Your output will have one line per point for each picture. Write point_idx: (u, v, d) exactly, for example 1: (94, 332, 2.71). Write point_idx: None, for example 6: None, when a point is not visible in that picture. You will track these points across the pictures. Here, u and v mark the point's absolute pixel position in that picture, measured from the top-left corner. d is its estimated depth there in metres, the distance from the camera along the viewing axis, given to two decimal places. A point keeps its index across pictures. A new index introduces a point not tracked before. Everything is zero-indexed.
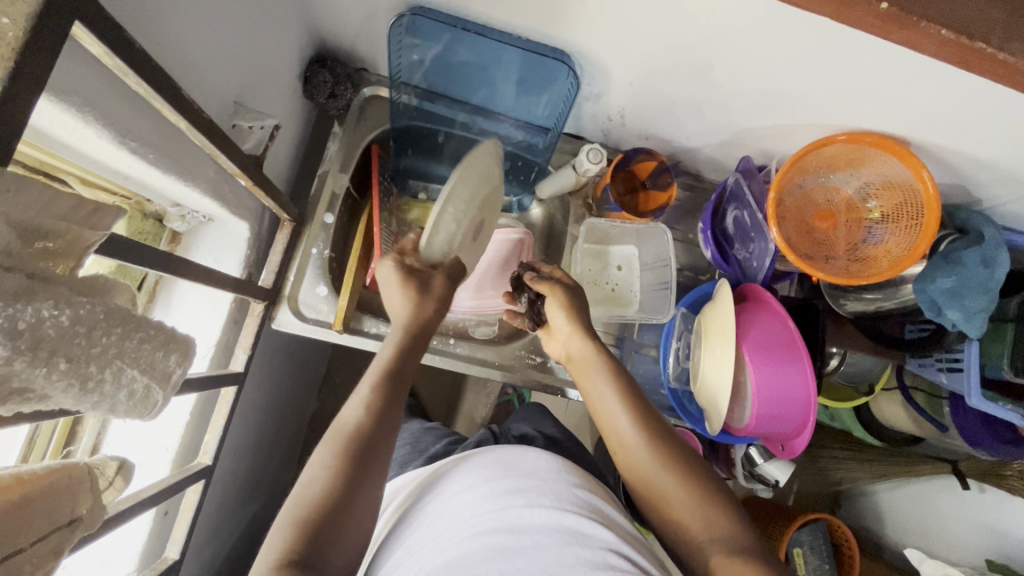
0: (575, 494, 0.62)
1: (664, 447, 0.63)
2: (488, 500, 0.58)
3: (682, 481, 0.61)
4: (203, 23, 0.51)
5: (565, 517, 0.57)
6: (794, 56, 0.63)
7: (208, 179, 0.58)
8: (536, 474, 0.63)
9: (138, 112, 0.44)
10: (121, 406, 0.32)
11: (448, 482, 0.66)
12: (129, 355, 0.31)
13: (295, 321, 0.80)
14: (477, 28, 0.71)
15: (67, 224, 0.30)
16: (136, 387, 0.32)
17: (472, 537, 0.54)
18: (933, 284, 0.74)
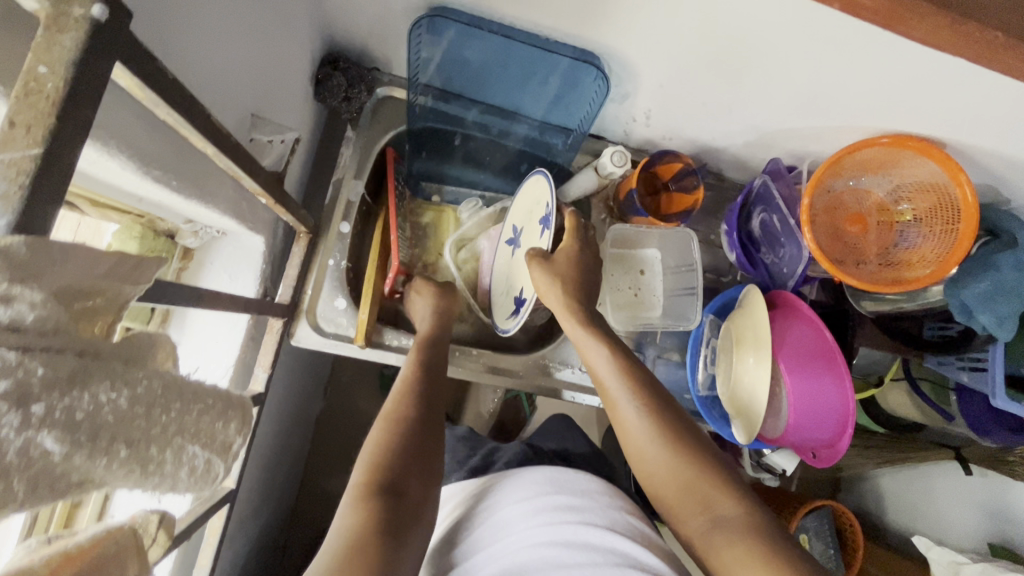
0: (627, 519, 0.65)
1: (665, 421, 0.63)
2: (545, 515, 0.62)
3: (684, 454, 0.60)
4: (223, 35, 0.47)
5: (619, 540, 0.60)
6: (836, 60, 0.60)
7: (227, 199, 0.55)
8: (590, 496, 0.66)
9: (165, 141, 0.41)
10: (182, 480, 0.30)
11: (503, 491, 0.68)
12: (189, 430, 0.29)
13: (314, 336, 0.77)
14: (503, 30, 0.68)
15: (110, 282, 0.28)
16: (197, 461, 0.30)
17: (530, 550, 0.58)
18: (965, 288, 0.74)
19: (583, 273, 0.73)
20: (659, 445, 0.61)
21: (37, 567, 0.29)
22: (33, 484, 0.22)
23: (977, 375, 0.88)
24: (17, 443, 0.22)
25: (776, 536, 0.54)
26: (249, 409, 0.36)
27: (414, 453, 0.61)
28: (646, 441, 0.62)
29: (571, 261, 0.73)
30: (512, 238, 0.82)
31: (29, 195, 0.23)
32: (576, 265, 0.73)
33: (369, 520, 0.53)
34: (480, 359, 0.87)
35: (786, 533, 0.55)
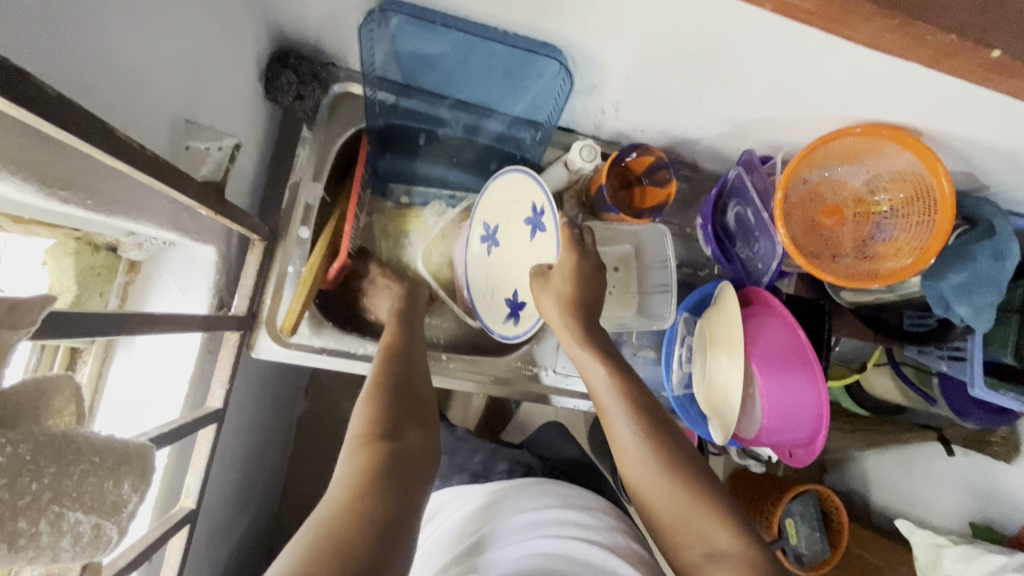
0: (630, 545, 0.61)
1: (665, 449, 0.61)
2: (548, 527, 0.59)
3: (687, 486, 0.58)
4: (130, 39, 0.43)
5: (622, 564, 0.56)
6: (804, 50, 0.58)
7: (162, 212, 0.52)
8: (596, 517, 0.63)
9: (68, 158, 0.38)
10: (65, 553, 0.31)
11: (508, 499, 0.65)
12: (67, 494, 0.30)
13: (275, 347, 0.74)
14: (457, 23, 0.64)
15: None
16: (83, 529, 0.31)
17: (527, 557, 0.55)
18: (942, 280, 0.72)
19: (593, 283, 0.68)
20: (659, 476, 0.59)
21: None
22: None
23: (957, 364, 0.86)
24: None
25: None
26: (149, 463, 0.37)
27: (409, 415, 0.59)
28: (645, 469, 0.60)
29: (570, 276, 0.67)
30: (490, 235, 0.79)
31: None
32: (585, 277, 0.67)
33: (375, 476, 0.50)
34: (452, 364, 0.84)
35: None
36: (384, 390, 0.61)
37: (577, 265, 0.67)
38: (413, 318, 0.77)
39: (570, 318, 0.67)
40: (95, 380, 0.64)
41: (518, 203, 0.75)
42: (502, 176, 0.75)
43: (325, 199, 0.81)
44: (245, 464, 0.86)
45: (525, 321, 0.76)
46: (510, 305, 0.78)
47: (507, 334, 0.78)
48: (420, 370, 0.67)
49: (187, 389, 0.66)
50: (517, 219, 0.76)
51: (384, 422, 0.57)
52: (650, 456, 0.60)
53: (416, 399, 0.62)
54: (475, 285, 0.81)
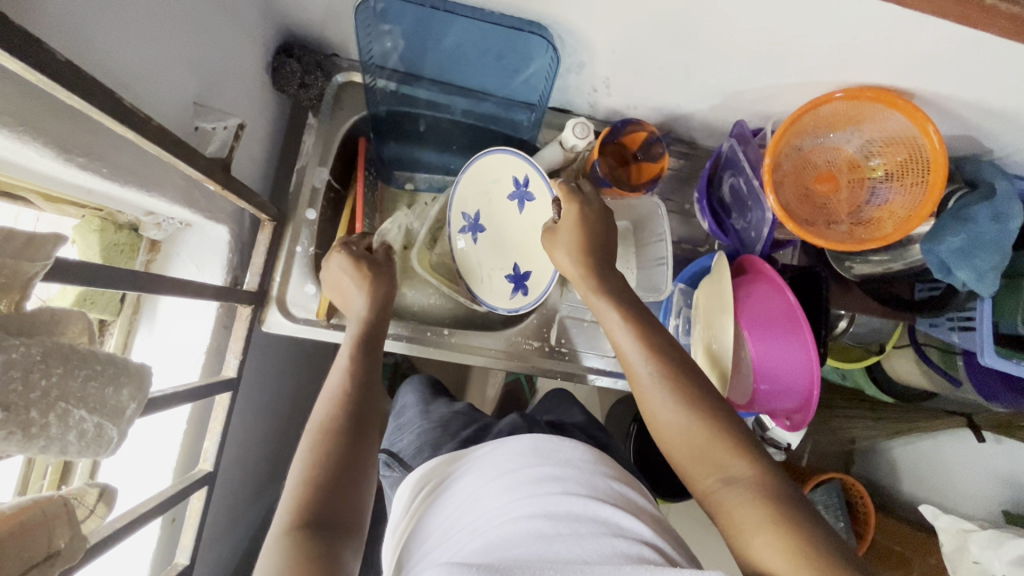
0: (611, 485, 0.63)
1: (684, 386, 0.61)
2: (525, 485, 0.59)
3: (704, 419, 0.59)
4: (138, 24, 0.48)
5: (602, 506, 0.58)
6: (780, 14, 0.59)
7: (176, 188, 0.57)
8: (573, 464, 0.63)
9: (81, 127, 0.42)
10: (73, 446, 0.36)
11: (487, 463, 0.66)
12: (73, 395, 0.35)
13: (285, 322, 0.78)
14: (446, 6, 0.67)
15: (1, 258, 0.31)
16: (86, 426, 0.36)
17: (513, 521, 0.55)
18: (940, 244, 0.70)
19: (603, 232, 0.72)
20: (682, 411, 0.60)
21: None
22: None
23: (968, 334, 0.84)
24: None
25: (791, 500, 0.54)
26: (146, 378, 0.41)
27: (364, 414, 0.62)
28: (667, 407, 0.61)
29: (576, 225, 0.72)
30: (473, 222, 0.85)
31: None
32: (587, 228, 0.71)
33: (302, 540, 0.49)
34: (454, 339, 0.86)
35: (802, 497, 0.55)
36: (326, 433, 0.59)
37: (581, 219, 0.71)
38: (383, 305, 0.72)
39: (587, 261, 0.70)
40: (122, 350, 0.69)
41: (496, 177, 0.84)
42: (479, 158, 0.82)
43: (331, 183, 0.85)
44: (266, 439, 0.90)
45: (533, 289, 0.83)
46: (512, 280, 0.84)
47: (519, 304, 0.83)
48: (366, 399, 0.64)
49: (205, 359, 0.71)
50: (495, 197, 0.85)
51: (334, 414, 0.61)
52: (675, 399, 0.61)
53: (362, 381, 0.64)
54: (468, 273, 0.85)
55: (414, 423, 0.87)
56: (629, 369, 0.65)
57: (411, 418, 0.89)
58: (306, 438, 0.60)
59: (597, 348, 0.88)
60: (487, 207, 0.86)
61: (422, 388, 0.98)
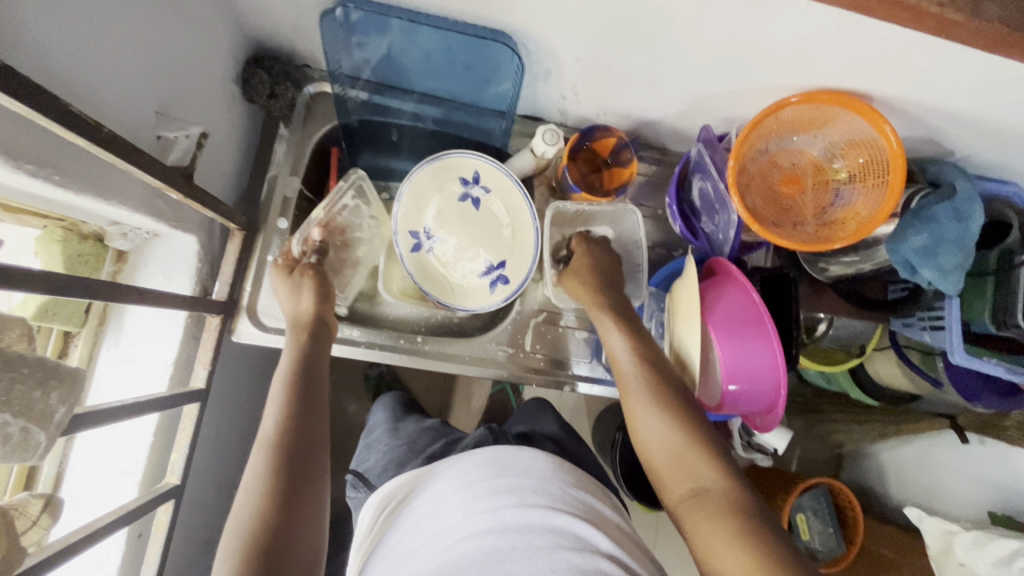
0: (569, 492, 0.65)
1: (666, 395, 0.63)
2: (481, 500, 0.61)
3: (683, 430, 0.61)
4: (91, 34, 0.48)
5: (557, 517, 0.60)
6: (736, 20, 0.60)
7: (136, 197, 0.57)
8: (530, 473, 0.66)
9: (29, 134, 0.42)
10: None
11: (444, 481, 0.67)
12: None
13: (256, 331, 0.78)
14: (409, 15, 0.67)
15: None
16: None
17: (463, 540, 0.57)
18: (904, 243, 0.72)
19: (605, 266, 0.79)
20: (665, 423, 0.62)
21: None
22: None
23: (939, 334, 0.85)
24: None
25: (757, 515, 0.55)
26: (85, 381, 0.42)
27: (309, 407, 0.65)
28: (652, 419, 0.63)
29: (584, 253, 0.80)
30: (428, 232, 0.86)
31: None
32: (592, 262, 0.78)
33: (249, 559, 0.52)
34: (428, 346, 0.85)
35: (768, 511, 0.56)
36: (279, 441, 0.61)
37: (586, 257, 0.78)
38: (324, 325, 0.74)
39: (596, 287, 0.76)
40: (87, 361, 0.68)
41: (444, 183, 0.85)
42: (427, 163, 0.82)
43: (304, 192, 0.85)
44: (238, 452, 0.89)
45: (515, 276, 0.85)
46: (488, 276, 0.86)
47: (504, 296, 0.84)
48: (314, 411, 0.65)
49: (172, 370, 0.71)
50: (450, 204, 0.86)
51: (282, 422, 0.62)
52: (659, 412, 0.63)
53: (306, 378, 0.67)
54: (437, 281, 0.86)
55: (382, 441, 0.88)
56: (618, 375, 0.68)
57: (380, 437, 0.90)
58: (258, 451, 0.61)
59: (573, 354, 0.88)
60: (444, 216, 0.87)
61: (394, 402, 0.99)
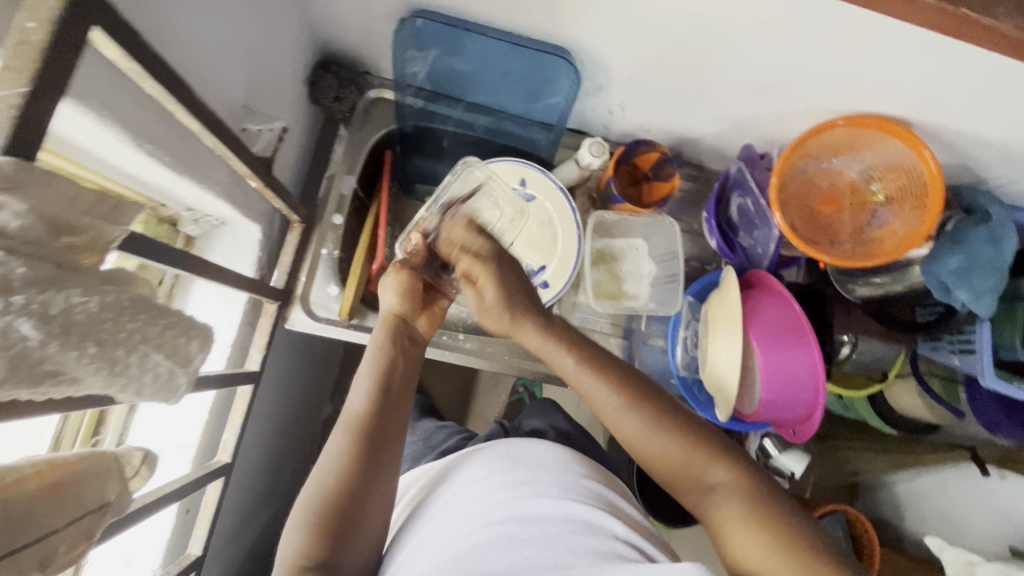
0: (583, 484, 0.64)
1: (663, 417, 0.61)
2: (496, 491, 0.60)
3: (675, 434, 0.60)
4: (202, 31, 0.52)
5: (572, 506, 0.59)
6: (791, 46, 0.63)
7: (220, 183, 0.60)
8: (542, 465, 0.65)
9: (150, 117, 0.46)
10: (148, 387, 0.32)
11: (460, 476, 0.67)
12: (154, 340, 0.31)
13: (307, 321, 0.81)
14: (477, 28, 0.72)
15: (90, 219, 0.30)
16: (163, 370, 0.32)
17: (480, 528, 0.55)
18: (940, 263, 0.74)
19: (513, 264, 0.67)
20: (659, 432, 0.60)
21: (24, 467, 0.32)
22: (12, 364, 0.25)
23: (968, 358, 0.86)
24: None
25: (779, 507, 0.55)
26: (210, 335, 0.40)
27: (393, 397, 0.64)
28: (648, 434, 0.61)
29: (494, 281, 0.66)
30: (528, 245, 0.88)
31: (15, 123, 0.26)
32: (503, 270, 0.66)
33: (321, 531, 0.55)
34: (467, 343, 0.88)
35: (787, 503, 0.56)
36: (365, 422, 0.61)
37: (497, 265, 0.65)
38: (412, 323, 0.70)
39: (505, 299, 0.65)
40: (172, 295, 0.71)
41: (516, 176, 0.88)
42: (491, 164, 0.88)
43: (357, 192, 0.89)
44: (271, 439, 0.91)
45: (557, 280, 0.87)
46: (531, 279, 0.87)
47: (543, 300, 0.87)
48: (399, 394, 0.65)
49: (230, 352, 0.74)
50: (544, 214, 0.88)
51: (366, 406, 0.62)
52: (646, 424, 0.61)
53: (399, 361, 0.67)
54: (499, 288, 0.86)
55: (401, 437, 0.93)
56: (594, 406, 0.63)
57: None
58: (341, 429, 0.62)
59: None
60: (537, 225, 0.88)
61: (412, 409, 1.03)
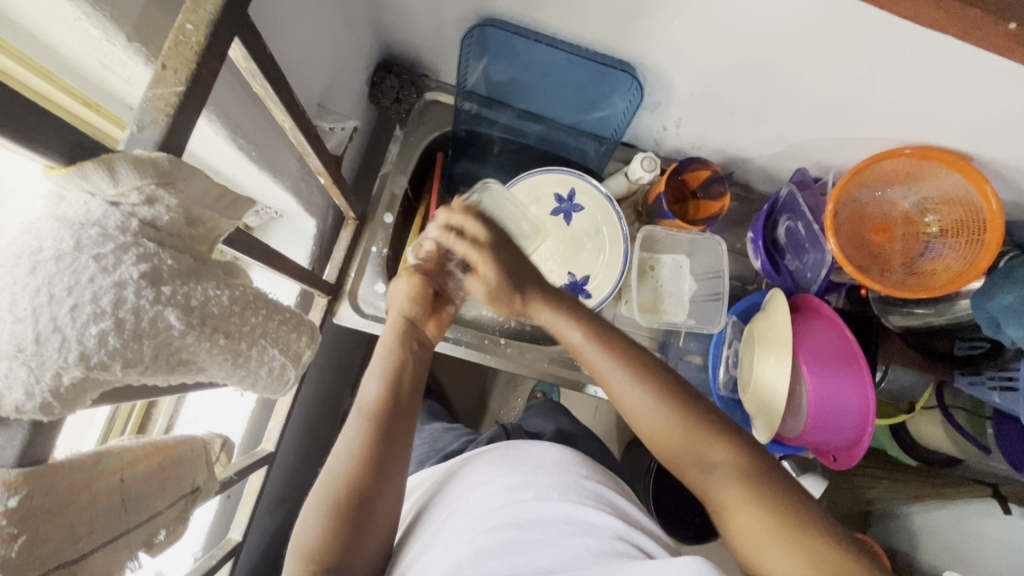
0: (585, 485, 0.59)
1: (662, 387, 0.57)
2: (499, 494, 0.56)
3: (680, 411, 0.56)
4: (290, 30, 0.53)
5: (574, 507, 0.54)
6: (862, 75, 0.63)
7: (291, 178, 0.61)
8: (544, 467, 0.60)
9: (246, 113, 0.47)
10: (261, 381, 0.34)
11: (462, 480, 0.63)
12: (270, 335, 0.33)
13: (354, 316, 0.82)
14: (546, 39, 0.72)
15: (213, 213, 0.31)
16: (275, 364, 0.34)
17: (482, 533, 0.51)
18: (992, 300, 0.71)
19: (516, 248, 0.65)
20: (660, 405, 0.56)
21: (135, 448, 0.32)
22: (156, 352, 0.27)
23: (1009, 395, 0.82)
24: (149, 313, 0.26)
25: (778, 490, 0.49)
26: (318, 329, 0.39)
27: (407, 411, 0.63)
28: (648, 406, 0.57)
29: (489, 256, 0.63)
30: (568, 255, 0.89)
31: (171, 121, 0.27)
32: (506, 253, 0.64)
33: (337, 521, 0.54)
34: (510, 349, 0.89)
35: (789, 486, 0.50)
36: (377, 418, 0.60)
37: (497, 250, 0.63)
38: (420, 326, 0.69)
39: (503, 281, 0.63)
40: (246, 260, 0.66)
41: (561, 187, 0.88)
42: (536, 172, 0.87)
43: (407, 192, 0.90)
44: (301, 430, 0.92)
45: (599, 291, 0.87)
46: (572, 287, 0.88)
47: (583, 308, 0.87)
48: (408, 405, 0.63)
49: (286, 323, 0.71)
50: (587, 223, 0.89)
51: (378, 397, 0.61)
52: (651, 397, 0.57)
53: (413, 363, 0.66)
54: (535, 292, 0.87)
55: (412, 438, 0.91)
56: (602, 382, 0.60)
57: None
58: (353, 420, 0.61)
59: None
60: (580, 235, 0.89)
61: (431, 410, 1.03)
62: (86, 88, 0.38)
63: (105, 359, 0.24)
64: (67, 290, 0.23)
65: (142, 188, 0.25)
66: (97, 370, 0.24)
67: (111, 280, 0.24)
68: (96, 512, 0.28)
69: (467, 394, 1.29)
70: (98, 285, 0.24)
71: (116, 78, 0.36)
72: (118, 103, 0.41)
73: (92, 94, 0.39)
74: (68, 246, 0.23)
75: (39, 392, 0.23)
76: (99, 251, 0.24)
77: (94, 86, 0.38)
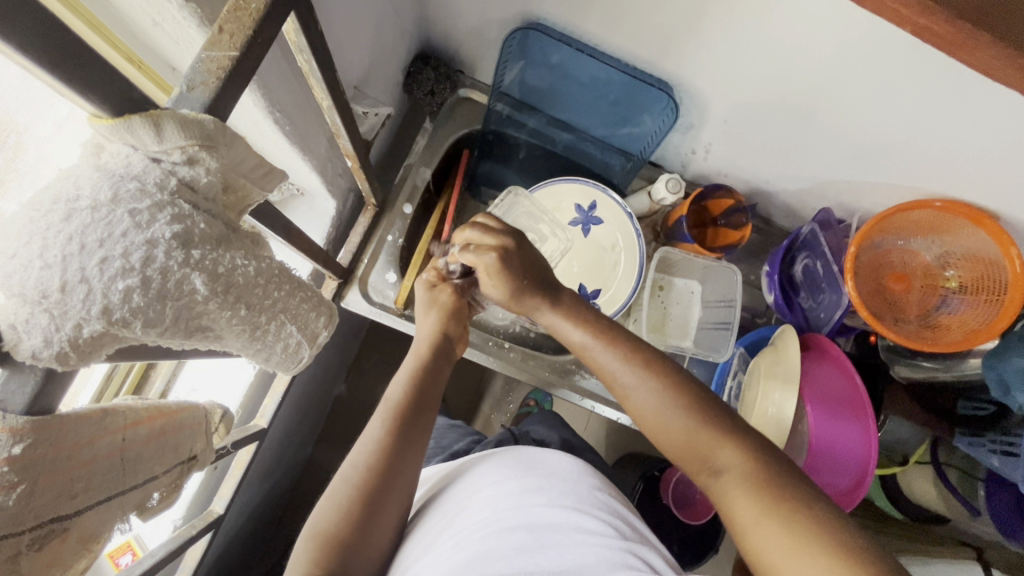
0: (596, 496, 0.58)
1: (666, 381, 0.53)
2: (508, 498, 0.55)
3: (685, 407, 0.52)
4: (337, 9, 0.53)
5: (584, 518, 0.53)
6: (900, 122, 0.63)
7: (318, 156, 0.61)
8: (557, 474, 0.60)
9: (285, 85, 0.46)
10: (275, 356, 0.37)
11: (470, 481, 0.61)
12: (290, 312, 0.35)
13: (362, 302, 0.81)
14: (589, 49, 0.72)
15: (245, 180, 0.31)
16: (290, 341, 0.37)
17: (492, 534, 0.50)
18: (1004, 362, 0.69)
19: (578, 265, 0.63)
20: (674, 412, 0.52)
21: (140, 409, 0.32)
22: (176, 316, 0.27)
23: (1009, 460, 0.79)
24: (175, 276, 0.26)
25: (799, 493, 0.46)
26: (337, 313, 0.41)
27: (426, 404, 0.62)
28: (660, 414, 0.53)
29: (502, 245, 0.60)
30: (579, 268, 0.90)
31: (222, 84, 0.27)
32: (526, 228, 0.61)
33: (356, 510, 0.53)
34: (512, 353, 0.88)
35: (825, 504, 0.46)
36: (400, 415, 0.59)
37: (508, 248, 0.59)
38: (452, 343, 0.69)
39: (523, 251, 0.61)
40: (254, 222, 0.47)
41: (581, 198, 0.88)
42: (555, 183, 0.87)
43: (429, 185, 0.90)
44: (293, 408, 0.91)
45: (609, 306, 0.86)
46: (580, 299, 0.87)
47: None
48: (431, 403, 0.62)
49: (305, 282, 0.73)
50: (601, 239, 0.89)
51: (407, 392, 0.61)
52: (656, 396, 0.53)
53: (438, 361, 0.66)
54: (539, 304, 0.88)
55: None
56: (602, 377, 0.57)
57: None
58: (379, 419, 0.60)
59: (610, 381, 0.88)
60: (594, 250, 0.90)
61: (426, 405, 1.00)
62: (134, 45, 0.38)
63: (127, 316, 0.25)
64: (99, 242, 0.23)
65: (185, 148, 0.25)
66: (117, 326, 0.25)
67: (143, 237, 0.24)
68: (94, 470, 0.27)
69: (461, 394, 1.28)
70: (129, 241, 0.24)
71: (165, 37, 0.36)
72: (164, 65, 0.40)
73: (137, 50, 0.38)
74: (105, 198, 0.24)
75: (58, 341, 0.23)
76: (135, 207, 0.24)
77: (142, 43, 0.38)
